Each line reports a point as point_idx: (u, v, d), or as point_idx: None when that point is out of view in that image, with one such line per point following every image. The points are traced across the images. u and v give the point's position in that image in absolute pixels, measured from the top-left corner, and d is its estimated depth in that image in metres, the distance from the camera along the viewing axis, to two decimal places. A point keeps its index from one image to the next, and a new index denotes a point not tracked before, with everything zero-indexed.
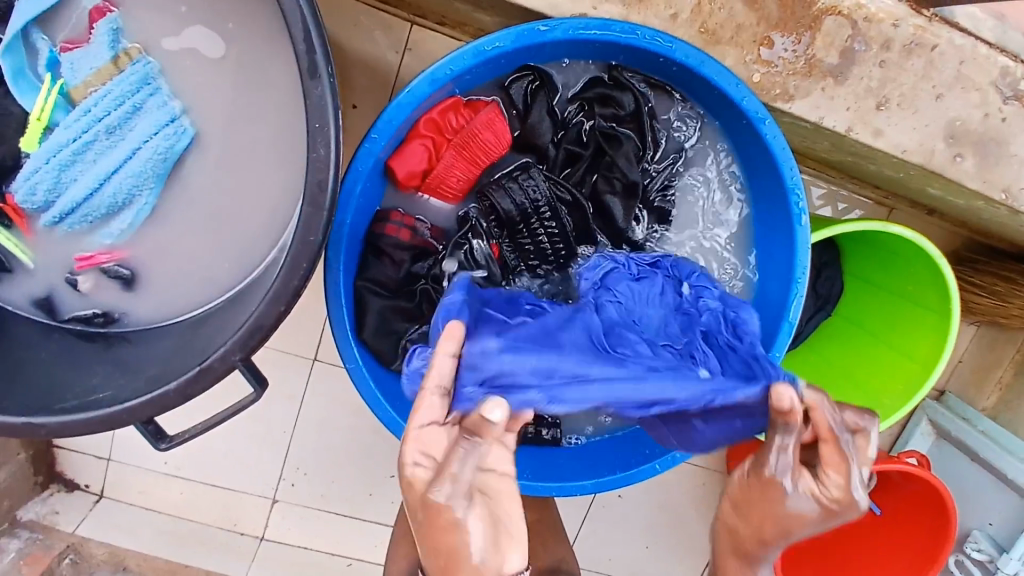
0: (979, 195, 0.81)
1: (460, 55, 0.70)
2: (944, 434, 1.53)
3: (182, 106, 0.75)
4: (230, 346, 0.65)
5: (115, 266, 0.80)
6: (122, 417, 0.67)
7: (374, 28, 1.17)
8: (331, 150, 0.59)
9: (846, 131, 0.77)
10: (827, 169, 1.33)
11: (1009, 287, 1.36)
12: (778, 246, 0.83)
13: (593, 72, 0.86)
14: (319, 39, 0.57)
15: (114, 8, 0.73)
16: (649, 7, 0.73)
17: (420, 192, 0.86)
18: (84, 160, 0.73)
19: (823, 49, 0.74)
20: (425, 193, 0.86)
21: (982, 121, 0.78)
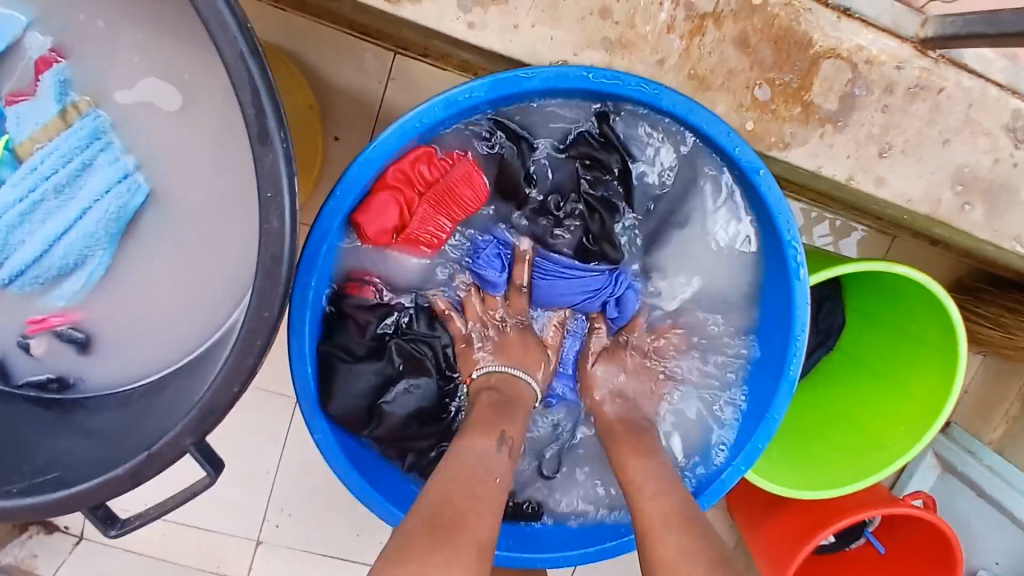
0: (989, 244, 0.77)
1: (430, 108, 0.66)
2: (950, 468, 1.48)
3: (136, 161, 0.69)
4: (180, 429, 0.59)
5: (68, 329, 0.74)
6: (67, 503, 0.62)
7: (354, 60, 1.13)
8: (286, 220, 0.54)
9: (847, 179, 0.72)
10: (825, 200, 1.28)
11: (1015, 318, 1.32)
12: (778, 299, 0.79)
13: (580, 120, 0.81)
14: (269, 101, 0.51)
15: (61, 59, 0.68)
16: (634, 52, 0.68)
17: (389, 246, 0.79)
18: (34, 222, 0.68)
19: (822, 94, 0.69)
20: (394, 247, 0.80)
21: (992, 167, 0.73)
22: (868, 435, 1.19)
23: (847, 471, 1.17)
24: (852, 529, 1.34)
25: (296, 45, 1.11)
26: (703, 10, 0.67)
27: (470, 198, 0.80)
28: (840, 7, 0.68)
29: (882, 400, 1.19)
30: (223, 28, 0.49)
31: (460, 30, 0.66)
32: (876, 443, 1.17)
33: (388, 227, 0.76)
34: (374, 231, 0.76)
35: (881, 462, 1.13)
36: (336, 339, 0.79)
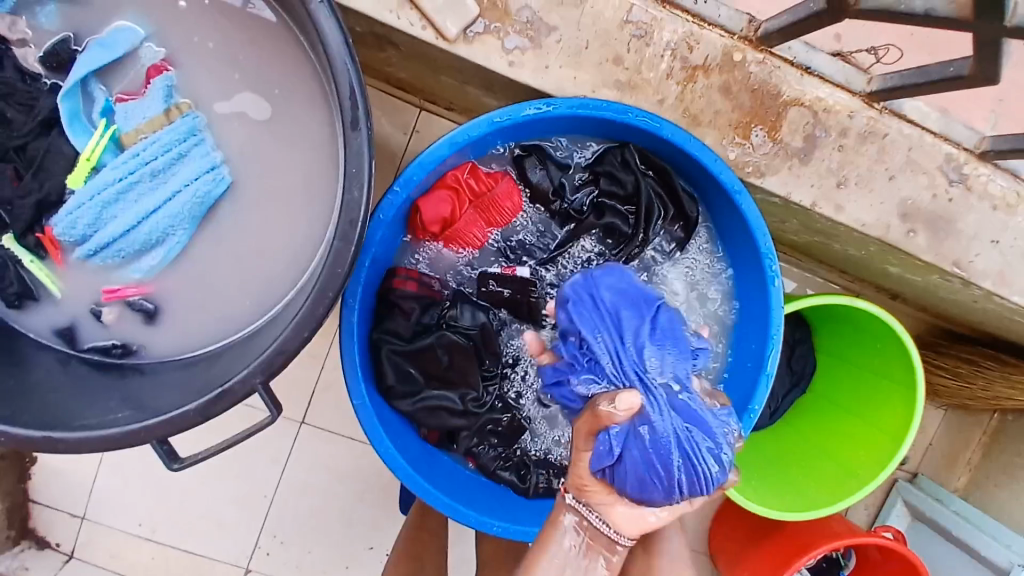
0: (933, 267, 0.92)
1: (475, 125, 0.79)
2: (918, 516, 1.57)
3: (223, 157, 0.83)
4: (252, 369, 0.70)
5: (140, 300, 0.85)
6: (138, 435, 0.70)
7: (387, 113, 1.30)
8: (364, 192, 0.67)
9: (811, 205, 0.88)
10: (794, 253, 1.43)
11: (972, 369, 1.44)
12: (753, 308, 0.90)
13: (603, 144, 0.89)
14: (361, 97, 0.66)
15: (170, 68, 0.82)
16: (640, 93, 0.84)
17: (435, 240, 0.87)
18: (126, 200, 0.80)
19: (790, 134, 0.86)
20: (439, 241, 0.87)
21: (931, 200, 0.89)
22: (840, 467, 1.28)
23: (821, 497, 1.26)
24: (830, 569, 1.49)
25: None
26: (696, 63, 0.83)
27: (510, 215, 0.88)
28: (804, 66, 0.86)
29: (852, 431, 1.30)
30: (333, 39, 0.65)
31: (501, 66, 0.81)
32: (848, 471, 1.27)
33: (440, 217, 0.83)
34: (425, 218, 0.83)
35: (853, 488, 1.23)
36: (384, 326, 0.86)
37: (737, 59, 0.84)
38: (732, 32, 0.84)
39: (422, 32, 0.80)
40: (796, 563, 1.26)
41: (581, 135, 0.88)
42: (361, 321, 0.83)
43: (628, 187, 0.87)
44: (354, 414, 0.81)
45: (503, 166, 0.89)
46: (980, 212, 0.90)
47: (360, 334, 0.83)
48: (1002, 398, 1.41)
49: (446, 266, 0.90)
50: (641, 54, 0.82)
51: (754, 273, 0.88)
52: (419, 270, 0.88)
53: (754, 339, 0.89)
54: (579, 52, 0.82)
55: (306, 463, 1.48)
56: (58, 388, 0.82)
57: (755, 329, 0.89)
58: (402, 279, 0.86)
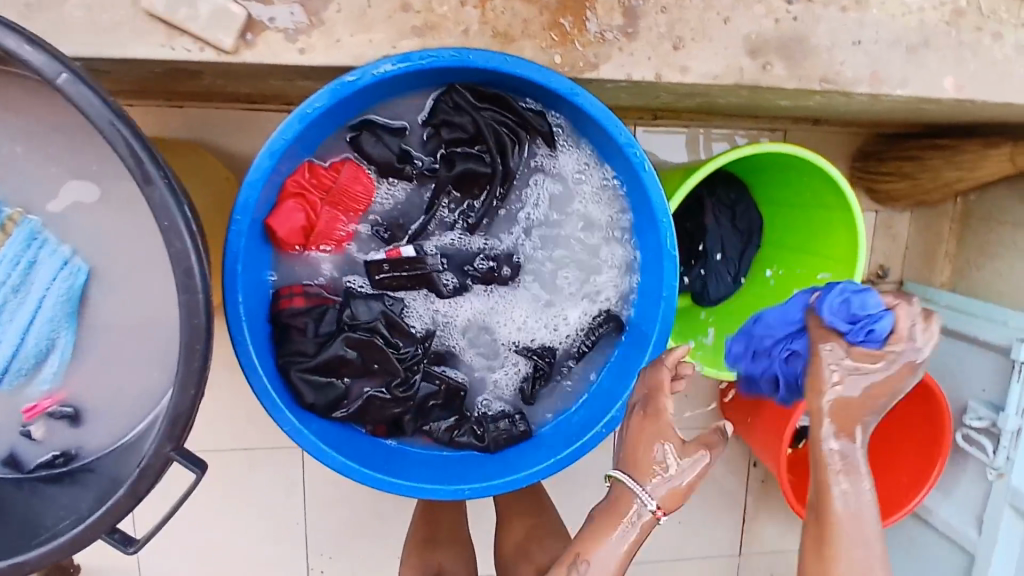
0: (803, 92, 0.88)
1: (288, 125, 0.77)
2: (917, 322, 1.56)
3: (72, 248, 0.82)
4: (159, 441, 0.71)
5: (58, 407, 0.86)
6: (88, 533, 0.72)
7: (259, 128, 1.28)
8: (186, 240, 0.66)
9: (656, 77, 0.84)
10: (705, 115, 1.37)
11: (915, 165, 1.40)
12: (637, 198, 0.87)
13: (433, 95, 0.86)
14: (144, 151, 0.64)
15: None
16: (442, 31, 0.80)
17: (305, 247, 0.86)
18: (2, 322, 0.81)
19: (606, 15, 0.82)
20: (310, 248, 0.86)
21: (775, 27, 0.85)
22: None
23: None
24: None
25: (202, 131, 1.27)
26: None
27: (367, 199, 0.88)
28: None
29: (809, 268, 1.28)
30: (91, 105, 0.63)
31: (294, 57, 0.78)
32: None
33: (297, 226, 0.83)
34: (284, 236, 0.83)
35: None
36: (287, 350, 0.85)
37: None
38: None
39: (202, 55, 0.77)
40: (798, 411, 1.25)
41: (406, 91, 0.85)
42: (262, 353, 0.83)
43: (470, 129, 0.86)
44: (291, 440, 0.82)
45: (343, 153, 0.87)
46: (829, 20, 0.86)
47: (266, 366, 0.83)
48: (954, 181, 1.38)
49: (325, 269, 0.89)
50: None
51: (624, 164, 0.86)
52: (301, 283, 0.87)
53: (648, 227, 0.88)
54: (363, 14, 0.78)
55: (322, 480, 1.51)
56: (15, 511, 0.83)
57: (646, 226, 0.87)
58: (288, 296, 0.85)
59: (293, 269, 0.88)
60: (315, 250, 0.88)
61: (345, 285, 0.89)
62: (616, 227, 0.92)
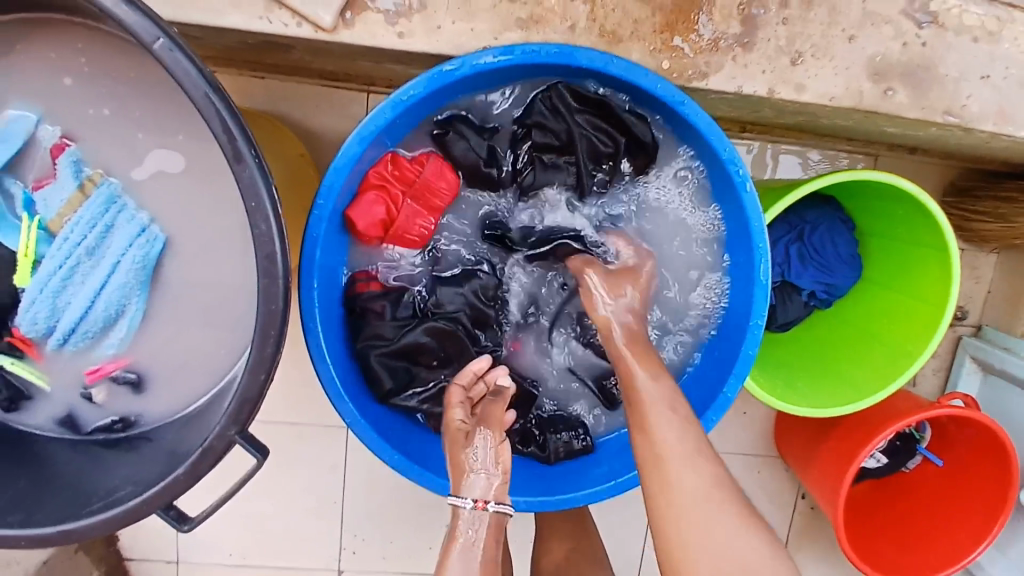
0: (924, 122, 0.82)
1: (380, 111, 0.74)
2: (990, 369, 1.46)
3: (150, 215, 0.81)
4: (224, 422, 0.69)
5: (122, 372, 0.86)
6: (143, 507, 0.71)
7: (336, 104, 1.26)
8: (272, 223, 0.64)
9: (769, 92, 0.78)
10: (795, 132, 1.32)
11: (1012, 207, 1.32)
12: (734, 216, 0.83)
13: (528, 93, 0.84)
14: (237, 127, 0.61)
15: (71, 142, 0.79)
16: (547, 25, 0.76)
17: (384, 241, 0.84)
18: (75, 283, 0.80)
19: (723, 22, 0.77)
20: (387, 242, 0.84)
21: (903, 50, 0.79)
22: (888, 347, 1.20)
23: (872, 381, 1.18)
24: (905, 448, 1.40)
25: (279, 104, 1.25)
26: None
27: (448, 197, 0.85)
28: None
29: (895, 306, 1.22)
30: (187, 75, 0.60)
31: (391, 40, 0.75)
32: (897, 348, 1.18)
33: (377, 219, 0.81)
34: (364, 228, 0.81)
35: (904, 365, 1.15)
36: (364, 334, 0.85)
37: None
38: None
39: (300, 30, 0.74)
40: (863, 452, 1.20)
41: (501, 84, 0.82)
42: (331, 339, 0.81)
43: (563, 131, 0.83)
44: (353, 433, 0.80)
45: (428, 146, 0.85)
46: (962, 48, 0.80)
47: (334, 354, 0.81)
48: None
49: (407, 258, 0.88)
50: None
51: (724, 181, 0.81)
52: (380, 270, 0.87)
53: (743, 248, 0.83)
54: (468, 1, 0.74)
55: (361, 463, 1.50)
56: (73, 471, 0.83)
57: (742, 246, 0.83)
58: (366, 280, 0.85)
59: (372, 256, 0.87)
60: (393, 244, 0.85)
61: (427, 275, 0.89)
62: (703, 243, 0.89)
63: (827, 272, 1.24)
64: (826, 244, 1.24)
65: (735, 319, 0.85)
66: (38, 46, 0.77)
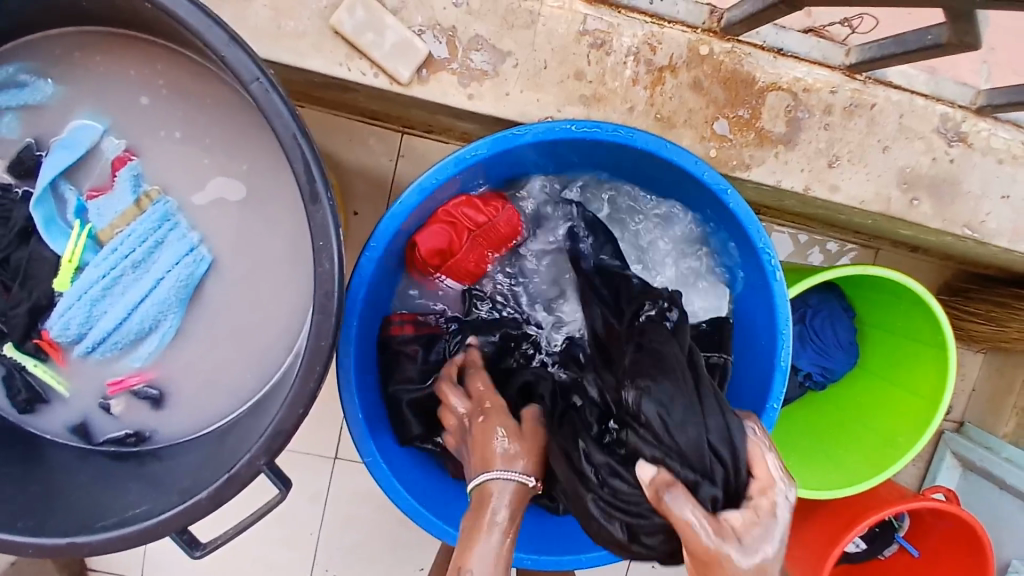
0: (943, 232, 0.88)
1: (443, 166, 0.78)
2: (970, 466, 1.51)
3: (200, 236, 0.82)
4: (255, 452, 0.69)
5: (144, 387, 0.85)
6: (159, 529, 0.70)
7: (372, 141, 1.30)
8: (335, 263, 0.66)
9: (804, 190, 0.84)
10: (804, 221, 1.40)
11: (1006, 312, 1.39)
12: (758, 299, 0.87)
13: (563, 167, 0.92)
14: (318, 170, 0.64)
15: (133, 156, 0.81)
16: (607, 104, 0.80)
17: (439, 269, 0.89)
18: (113, 294, 0.80)
19: (770, 120, 0.82)
20: (442, 270, 0.89)
21: (931, 165, 0.85)
22: (877, 437, 1.24)
23: (861, 468, 1.22)
24: (883, 535, 1.42)
25: (318, 135, 1.28)
26: (661, 64, 0.80)
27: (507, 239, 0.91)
28: (775, 48, 0.81)
29: (887, 396, 1.26)
30: (279, 115, 0.62)
31: (461, 100, 0.79)
32: (887, 438, 1.22)
33: (439, 248, 0.86)
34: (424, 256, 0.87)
35: (894, 456, 1.19)
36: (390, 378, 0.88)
37: (704, 52, 0.80)
38: (694, 27, 0.79)
39: (375, 80, 0.78)
40: (846, 537, 1.22)
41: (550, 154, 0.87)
42: (361, 378, 0.83)
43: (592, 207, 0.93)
44: (367, 471, 0.82)
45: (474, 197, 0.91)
46: (984, 168, 0.86)
47: (363, 392, 0.82)
48: None
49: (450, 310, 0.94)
50: (603, 64, 0.79)
51: (753, 266, 0.85)
52: (413, 313, 0.91)
53: (766, 331, 0.87)
54: (538, 73, 0.79)
55: (346, 497, 1.48)
56: (81, 482, 0.82)
57: (766, 328, 0.86)
58: (399, 324, 0.90)
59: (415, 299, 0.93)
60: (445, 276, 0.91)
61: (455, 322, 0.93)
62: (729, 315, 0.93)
63: (825, 356, 1.29)
64: (826, 328, 1.29)
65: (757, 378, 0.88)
66: (118, 63, 0.80)
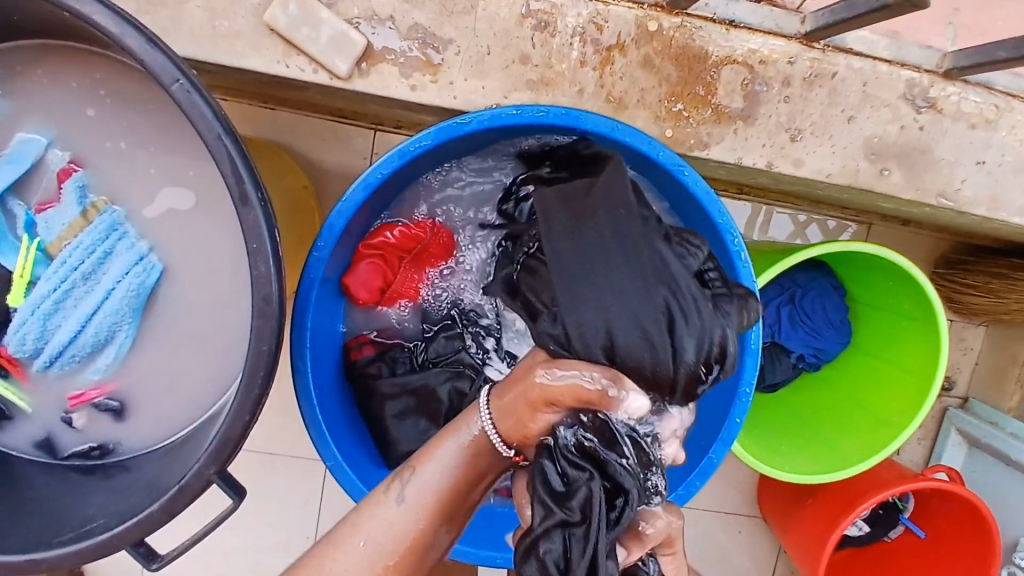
0: (917, 203, 0.84)
1: (387, 159, 0.75)
2: (976, 443, 1.46)
3: (149, 245, 0.81)
4: (204, 461, 0.68)
5: (104, 399, 0.84)
6: (113, 542, 0.69)
7: (342, 140, 1.28)
8: (271, 265, 0.64)
9: (766, 166, 0.81)
10: (791, 199, 1.36)
11: (1003, 283, 1.35)
12: (714, 249, 0.84)
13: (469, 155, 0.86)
14: (247, 171, 0.62)
15: (78, 168, 0.80)
16: (556, 88, 0.78)
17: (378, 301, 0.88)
18: (66, 307, 0.79)
19: (727, 96, 0.79)
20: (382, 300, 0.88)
21: (899, 133, 0.81)
22: (871, 418, 1.20)
23: (855, 451, 1.18)
24: (887, 517, 1.39)
25: (288, 137, 1.27)
26: (609, 43, 0.77)
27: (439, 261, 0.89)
28: (727, 20, 0.78)
29: (880, 375, 1.23)
30: (201, 115, 0.60)
31: (404, 92, 0.77)
32: (881, 419, 1.19)
33: (368, 287, 0.85)
34: (353, 290, 0.85)
35: (888, 436, 1.15)
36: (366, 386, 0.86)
37: (653, 28, 0.77)
38: (640, 3, 0.76)
39: (315, 76, 0.76)
40: (844, 521, 1.20)
41: (465, 147, 0.83)
42: (320, 381, 0.81)
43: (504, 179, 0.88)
44: (331, 476, 0.80)
45: (427, 209, 0.89)
46: (958, 133, 0.82)
47: (322, 395, 0.81)
48: None
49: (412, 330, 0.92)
50: (548, 46, 0.77)
51: (719, 248, 0.82)
52: (370, 334, 0.90)
53: None
54: (481, 59, 0.77)
55: (338, 501, 1.46)
56: (43, 497, 0.81)
57: (720, 269, 0.85)
58: (358, 347, 0.88)
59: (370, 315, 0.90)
60: (385, 305, 0.89)
61: (405, 335, 0.91)
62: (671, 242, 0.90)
63: (816, 336, 1.25)
64: (815, 309, 1.25)
65: (730, 348, 0.86)
66: (58, 73, 0.79)
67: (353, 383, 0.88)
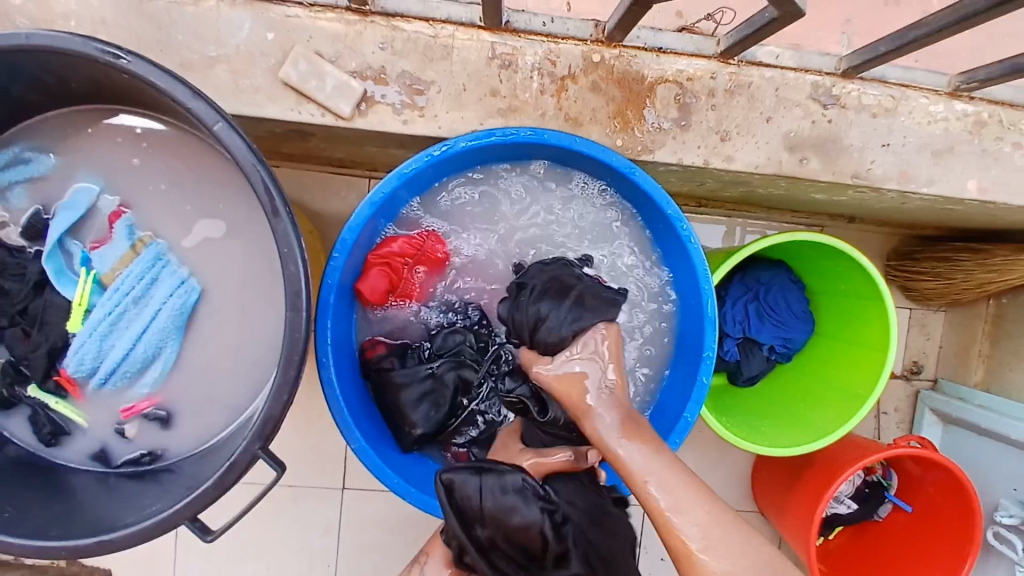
0: (838, 184, 1.00)
1: (386, 182, 0.90)
2: (948, 418, 1.57)
3: (189, 271, 0.95)
4: (250, 438, 0.80)
5: (153, 410, 0.97)
6: (172, 518, 0.80)
7: (342, 188, 1.45)
8: (299, 265, 0.77)
9: (704, 163, 0.96)
10: (748, 208, 1.51)
11: (947, 266, 1.48)
12: (665, 228, 0.98)
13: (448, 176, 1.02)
14: (276, 189, 0.76)
15: (127, 210, 0.95)
16: (523, 113, 0.94)
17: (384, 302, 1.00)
18: (120, 328, 0.92)
19: (663, 108, 0.95)
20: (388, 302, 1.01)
21: (812, 127, 0.97)
22: (841, 393, 1.32)
23: (829, 423, 1.29)
24: (874, 494, 1.49)
25: (294, 188, 1.43)
26: (562, 73, 0.94)
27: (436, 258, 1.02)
28: (656, 47, 0.95)
29: (843, 353, 1.35)
30: (239, 149, 0.75)
31: (397, 126, 0.93)
32: (850, 392, 1.30)
33: (378, 289, 0.97)
34: (364, 294, 0.97)
35: (858, 406, 1.26)
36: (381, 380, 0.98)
37: (596, 59, 0.94)
38: (584, 39, 0.94)
39: (323, 119, 0.93)
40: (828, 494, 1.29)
41: (450, 169, 0.99)
42: (341, 375, 0.94)
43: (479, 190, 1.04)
44: (356, 458, 0.91)
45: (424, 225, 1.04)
46: (862, 123, 0.98)
47: (343, 386, 0.93)
48: (985, 283, 1.47)
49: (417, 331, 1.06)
50: (513, 80, 0.93)
51: (671, 230, 0.97)
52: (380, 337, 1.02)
53: (677, 249, 0.98)
54: (459, 95, 0.93)
55: (357, 525, 1.54)
56: (103, 497, 0.91)
57: (674, 246, 0.99)
58: (372, 346, 1.01)
59: (378, 319, 1.03)
60: (391, 307, 1.03)
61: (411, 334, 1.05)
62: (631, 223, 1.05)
63: (783, 327, 1.37)
64: (779, 301, 1.38)
65: (694, 313, 0.99)
66: (107, 132, 0.94)
67: (368, 378, 1.00)
